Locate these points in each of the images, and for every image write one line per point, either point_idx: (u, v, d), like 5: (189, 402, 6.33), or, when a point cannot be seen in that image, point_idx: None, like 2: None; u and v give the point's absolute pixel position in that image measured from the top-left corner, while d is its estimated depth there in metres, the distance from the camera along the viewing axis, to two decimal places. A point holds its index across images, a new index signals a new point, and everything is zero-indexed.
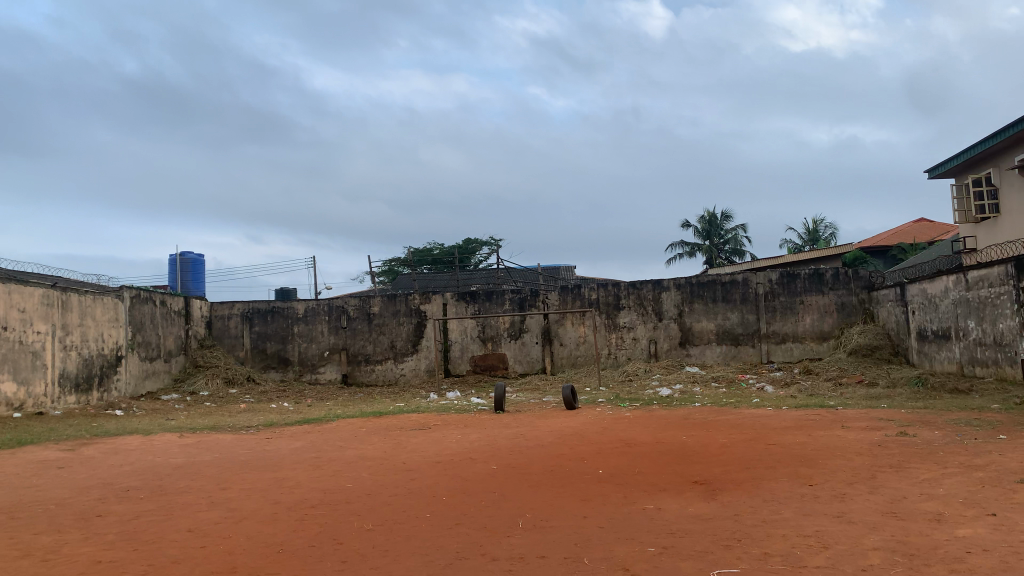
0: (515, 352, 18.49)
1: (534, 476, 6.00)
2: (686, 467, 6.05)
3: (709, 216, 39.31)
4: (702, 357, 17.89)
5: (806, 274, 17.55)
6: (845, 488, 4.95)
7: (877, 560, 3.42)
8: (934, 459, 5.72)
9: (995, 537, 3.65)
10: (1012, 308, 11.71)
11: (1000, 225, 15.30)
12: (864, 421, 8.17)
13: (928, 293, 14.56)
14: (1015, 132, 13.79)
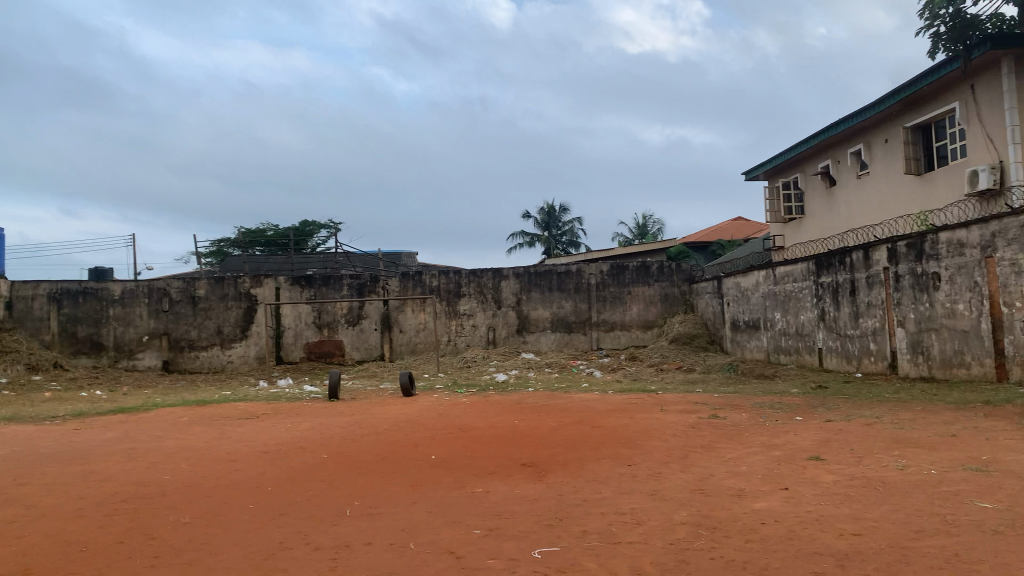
0: (351, 339, 18.18)
1: (366, 464, 5.94)
2: (515, 451, 6.20)
3: (549, 208, 40.42)
4: (538, 344, 18.37)
5: (634, 266, 18.52)
6: (660, 467, 5.27)
7: (683, 533, 3.68)
8: (739, 439, 6.22)
9: (785, 509, 4.02)
10: (811, 302, 13.01)
11: (804, 226, 16.82)
12: (681, 404, 8.76)
13: (741, 287, 15.75)
14: (823, 140, 15.08)
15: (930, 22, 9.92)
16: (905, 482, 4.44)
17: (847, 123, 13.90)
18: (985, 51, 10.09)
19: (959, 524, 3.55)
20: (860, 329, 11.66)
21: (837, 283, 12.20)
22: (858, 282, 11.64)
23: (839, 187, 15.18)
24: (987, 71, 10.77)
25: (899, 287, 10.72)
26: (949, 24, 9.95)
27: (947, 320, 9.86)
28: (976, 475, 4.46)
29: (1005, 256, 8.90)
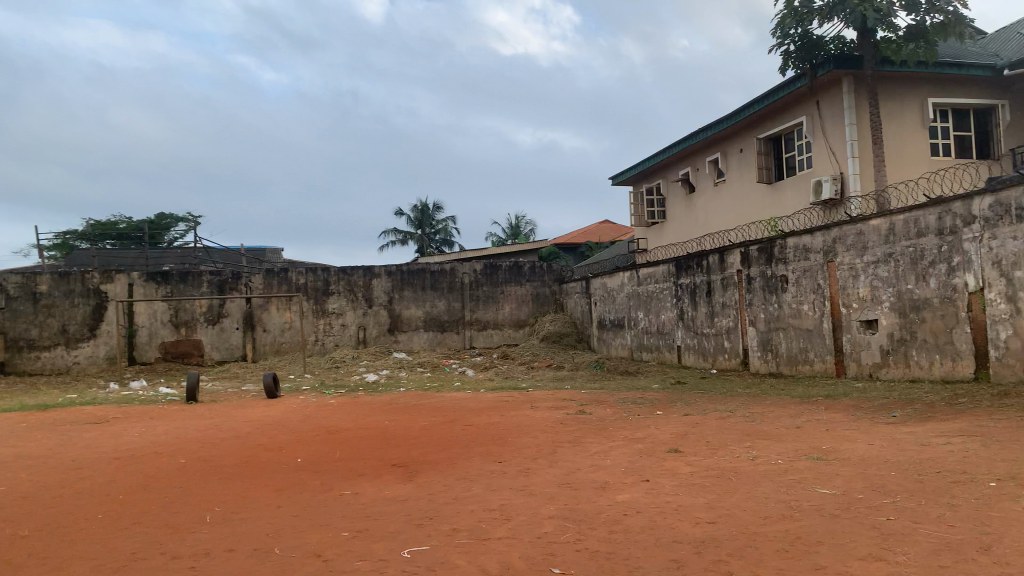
0: (212, 338, 17.39)
1: (227, 468, 5.70)
2: (385, 451, 6.13)
3: (421, 206, 40.19)
4: (409, 344, 18.23)
5: (507, 266, 18.76)
6: (529, 463, 5.37)
7: (550, 527, 3.76)
8: (605, 434, 6.42)
9: (647, 500, 4.19)
10: (672, 302, 13.62)
11: (666, 230, 17.56)
12: (550, 400, 8.95)
13: (608, 287, 16.27)
14: (684, 148, 15.77)
15: (781, 41, 10.59)
16: (755, 471, 4.73)
17: (705, 133, 14.63)
18: (828, 70, 10.88)
19: (802, 509, 3.83)
20: (715, 328, 12.31)
21: (695, 284, 12.83)
22: (715, 284, 12.27)
23: (699, 193, 15.96)
24: (830, 90, 11.62)
25: (751, 288, 11.40)
26: (798, 43, 10.66)
27: (793, 320, 10.57)
28: (817, 463, 4.82)
29: (844, 260, 9.65)
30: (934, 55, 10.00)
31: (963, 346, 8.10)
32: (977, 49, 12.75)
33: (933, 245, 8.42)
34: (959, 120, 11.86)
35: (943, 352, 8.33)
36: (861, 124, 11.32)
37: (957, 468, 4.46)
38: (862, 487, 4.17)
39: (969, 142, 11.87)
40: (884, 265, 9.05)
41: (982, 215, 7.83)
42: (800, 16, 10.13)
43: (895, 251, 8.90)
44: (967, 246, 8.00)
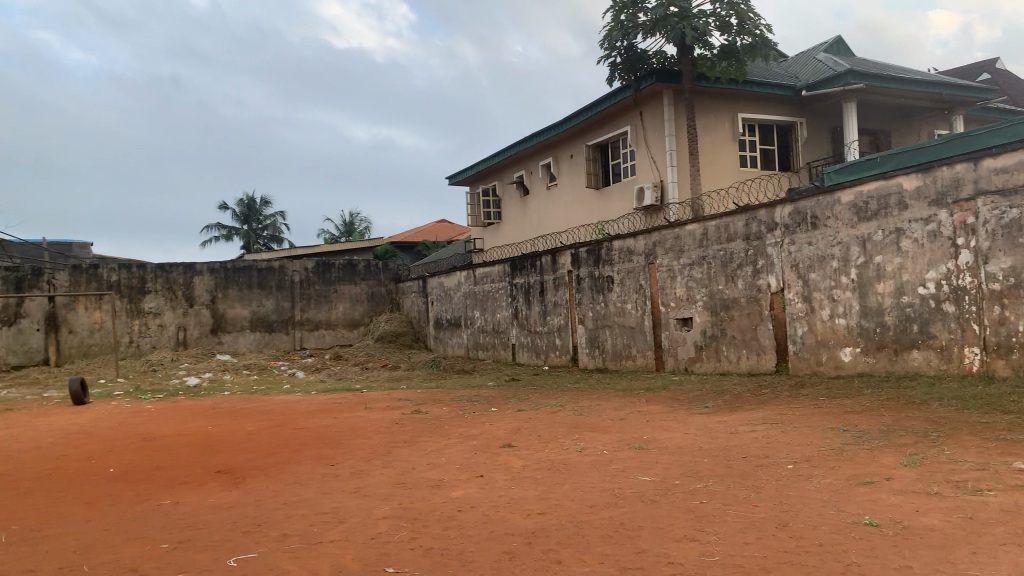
0: (8, 341, 15.75)
1: (27, 483, 5.19)
2: (209, 458, 5.82)
3: (248, 201, 38.44)
4: (235, 345, 17.38)
5: (340, 264, 18.38)
6: (363, 464, 5.30)
7: (385, 527, 3.73)
8: (440, 433, 6.45)
9: (481, 495, 4.26)
10: (506, 301, 13.90)
11: (500, 230, 17.90)
12: (385, 401, 8.86)
13: (444, 286, 16.34)
14: (518, 152, 16.13)
15: (608, 52, 11.08)
16: (584, 463, 4.93)
17: (538, 138, 15.02)
18: (651, 83, 11.52)
19: (625, 497, 4.04)
20: (547, 326, 12.70)
21: (529, 284, 13.17)
22: (547, 284, 12.65)
23: (532, 196, 16.39)
24: (652, 102, 12.31)
25: (580, 288, 11.86)
26: (624, 56, 11.20)
27: (618, 318, 11.10)
28: (639, 453, 5.10)
29: (664, 262, 10.27)
30: (743, 74, 10.85)
31: (766, 342, 8.87)
32: (779, 71, 13.99)
33: (741, 249, 9.15)
34: (764, 135, 12.96)
35: (749, 347, 9.08)
36: (679, 135, 12.08)
37: (760, 452, 4.89)
38: (679, 474, 4.47)
39: (772, 156, 13.00)
40: (699, 267, 9.72)
41: (783, 222, 8.62)
42: (626, 30, 10.65)
43: (708, 254, 9.58)
44: (770, 250, 8.78)
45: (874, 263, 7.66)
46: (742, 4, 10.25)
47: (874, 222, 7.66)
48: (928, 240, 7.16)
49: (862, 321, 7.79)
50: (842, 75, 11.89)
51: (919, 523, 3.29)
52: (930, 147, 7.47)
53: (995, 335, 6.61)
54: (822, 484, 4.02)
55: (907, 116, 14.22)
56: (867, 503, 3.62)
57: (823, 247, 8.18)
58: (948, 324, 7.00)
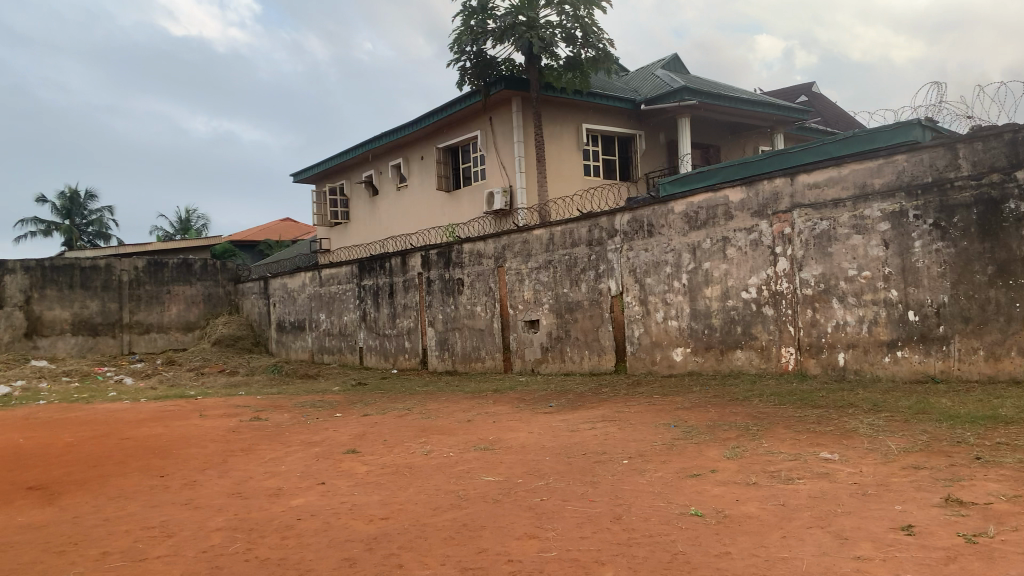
0: None
1: None
2: (19, 474, 5.32)
3: (70, 193, 35.49)
4: (52, 350, 15.88)
5: (174, 263, 17.39)
6: (196, 475, 5.03)
7: (218, 540, 3.57)
8: (281, 440, 6.24)
9: (322, 502, 4.16)
10: (354, 303, 13.66)
11: (348, 231, 17.57)
12: (222, 408, 8.45)
13: (287, 287, 15.82)
14: (366, 151, 15.89)
15: (458, 57, 11.16)
16: (428, 465, 4.93)
17: (386, 138, 14.85)
18: (500, 89, 11.70)
19: (468, 498, 4.08)
20: (396, 329, 12.60)
21: (377, 286, 13.01)
22: (396, 286, 12.55)
23: (381, 197, 16.20)
24: (501, 107, 12.52)
25: (429, 290, 11.85)
26: (473, 61, 11.31)
27: (467, 321, 11.20)
28: (483, 454, 5.17)
29: (512, 266, 10.46)
30: (587, 85, 11.24)
31: (606, 343, 9.24)
32: (620, 84, 14.61)
33: (584, 254, 9.47)
34: (606, 145, 13.49)
35: (591, 348, 9.42)
36: (527, 142, 12.34)
37: (598, 449, 5.08)
38: (521, 473, 4.57)
39: (613, 165, 13.56)
40: (545, 271, 9.97)
41: (622, 229, 9.00)
42: (475, 35, 10.76)
43: (553, 258, 9.85)
44: (610, 255, 9.15)
45: (703, 269, 8.17)
46: (587, 18, 10.63)
47: (703, 231, 8.16)
48: (750, 248, 7.72)
49: (692, 323, 8.28)
50: (678, 91, 12.58)
51: (738, 512, 3.54)
52: (753, 163, 8.08)
53: (807, 336, 7.27)
54: (654, 478, 4.24)
55: (735, 133, 15.27)
56: (694, 495, 3.85)
57: (658, 253, 8.63)
58: (767, 326, 7.60)
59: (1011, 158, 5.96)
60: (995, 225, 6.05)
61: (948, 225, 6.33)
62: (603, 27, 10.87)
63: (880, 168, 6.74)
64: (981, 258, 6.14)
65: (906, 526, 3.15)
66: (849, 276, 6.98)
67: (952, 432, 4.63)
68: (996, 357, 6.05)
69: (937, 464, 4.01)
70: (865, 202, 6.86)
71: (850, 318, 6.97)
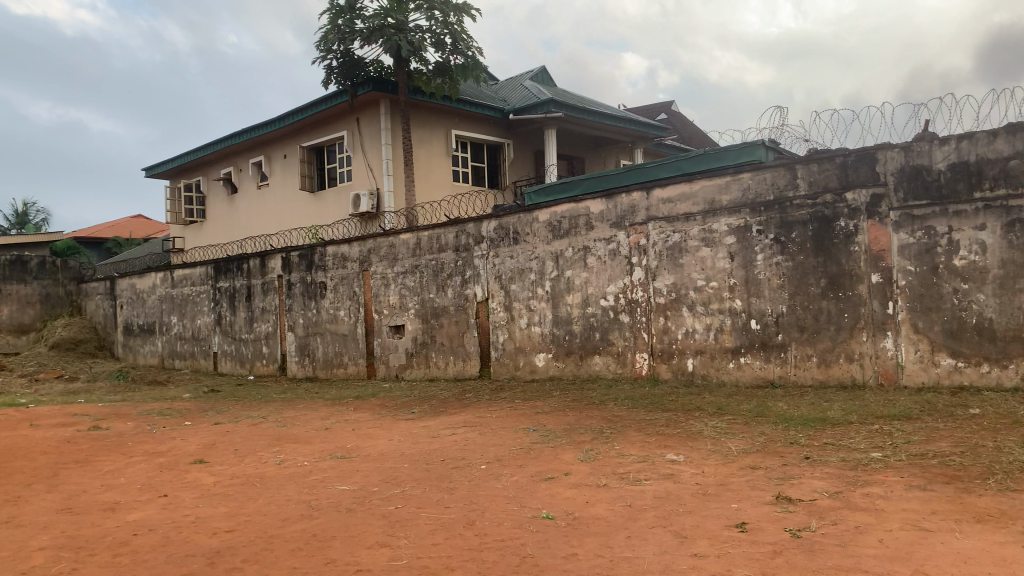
0: None
1: None
2: None
3: None
4: None
5: (6, 260, 15.92)
6: (20, 490, 4.64)
7: (40, 560, 3.30)
8: (121, 450, 5.86)
9: (162, 516, 3.94)
10: (208, 306, 13.06)
11: (205, 230, 16.79)
12: (57, 417, 7.84)
13: (136, 288, 14.91)
14: (225, 148, 15.24)
15: (324, 55, 10.91)
16: (281, 475, 4.77)
17: (246, 135, 14.31)
18: (367, 91, 11.53)
19: (320, 507, 3.98)
20: (253, 333, 12.15)
21: (234, 288, 12.49)
22: (254, 288, 12.10)
23: (240, 195, 15.60)
24: (369, 108, 12.36)
25: (290, 294, 11.50)
26: (340, 60, 11.08)
27: (329, 325, 10.95)
28: (340, 462, 5.06)
29: (377, 270, 10.32)
30: (456, 92, 11.29)
31: (471, 348, 9.28)
32: (489, 92, 14.76)
33: (450, 259, 9.48)
34: (474, 152, 13.59)
35: (455, 354, 9.43)
36: (394, 145, 12.24)
37: (457, 455, 5.09)
38: (377, 481, 4.51)
39: (481, 172, 13.69)
40: (411, 275, 9.91)
41: (488, 235, 9.08)
42: (343, 34, 10.57)
43: (420, 263, 9.80)
44: (477, 262, 9.21)
45: (565, 277, 8.36)
46: (456, 25, 10.67)
47: (565, 240, 8.36)
48: (609, 258, 7.99)
49: (554, 329, 8.46)
50: (544, 102, 12.85)
51: (587, 513, 3.64)
52: (613, 175, 8.36)
53: (659, 342, 7.60)
54: (509, 482, 4.29)
55: (599, 146, 15.77)
56: (546, 498, 3.93)
57: (522, 260, 8.76)
58: (623, 333, 7.88)
59: (842, 180, 6.52)
60: (827, 241, 6.58)
61: (787, 240, 6.81)
62: (472, 35, 10.95)
63: (727, 185, 7.15)
64: (815, 272, 6.66)
65: (740, 522, 3.34)
66: (698, 286, 7.36)
67: (785, 433, 4.96)
68: (827, 363, 6.57)
69: (771, 464, 4.29)
70: (714, 217, 7.25)
71: (698, 326, 7.34)
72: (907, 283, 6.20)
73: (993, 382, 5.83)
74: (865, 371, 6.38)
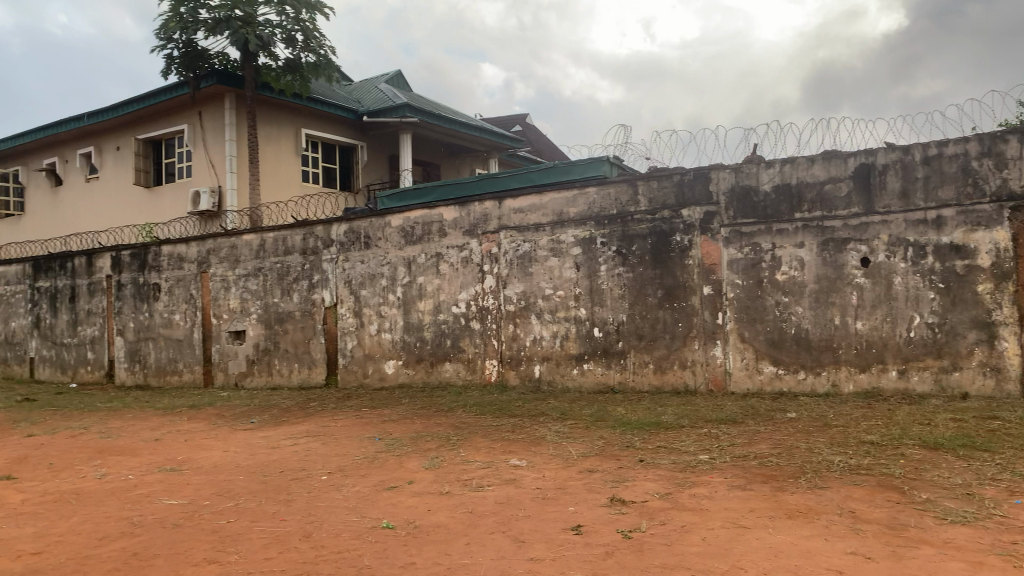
0: None
1: None
2: None
3: None
4: None
5: None
6: None
7: None
8: None
9: None
10: (25, 308, 11.98)
11: (23, 224, 15.40)
12: None
13: None
14: (47, 137, 14.05)
15: (164, 43, 10.31)
16: (100, 490, 4.43)
17: (72, 124, 13.27)
18: (211, 84, 11.01)
19: (144, 524, 3.74)
20: (77, 337, 11.26)
21: (56, 288, 11.53)
22: (79, 289, 11.22)
23: (66, 187, 14.44)
24: (213, 102, 11.80)
25: (120, 296, 10.75)
26: (181, 50, 10.52)
27: (163, 330, 10.33)
28: (168, 475, 4.77)
29: (217, 272, 9.84)
30: (307, 90, 10.99)
31: (317, 355, 9.04)
32: (343, 93, 14.48)
33: (297, 262, 9.20)
34: (326, 153, 13.29)
35: (300, 361, 9.15)
36: (240, 141, 11.75)
37: (296, 466, 4.93)
38: (209, 494, 4.28)
39: (333, 174, 13.41)
40: (254, 278, 9.53)
41: (338, 239, 8.89)
42: (185, 23, 10.03)
43: (264, 266, 9.44)
44: (325, 265, 8.99)
45: (416, 283, 8.32)
46: (308, 22, 10.40)
47: (417, 246, 8.32)
48: (461, 265, 8.03)
49: (404, 336, 8.39)
50: (399, 107, 12.76)
51: (428, 522, 3.62)
52: (466, 184, 8.41)
53: (508, 349, 7.71)
54: (350, 492, 4.20)
55: (453, 153, 15.85)
56: (387, 507, 3.88)
57: (373, 265, 8.63)
58: (473, 340, 7.94)
59: (679, 198, 6.89)
60: (665, 254, 6.92)
61: (628, 253, 7.10)
62: (325, 33, 10.70)
63: (574, 198, 7.37)
64: (653, 283, 6.98)
65: (576, 526, 3.43)
66: (546, 294, 7.53)
67: (623, 437, 5.17)
68: (663, 370, 6.90)
69: (608, 467, 4.45)
70: (562, 228, 7.45)
71: (545, 333, 7.51)
72: (735, 295, 6.64)
73: (808, 388, 6.33)
74: (697, 377, 6.75)
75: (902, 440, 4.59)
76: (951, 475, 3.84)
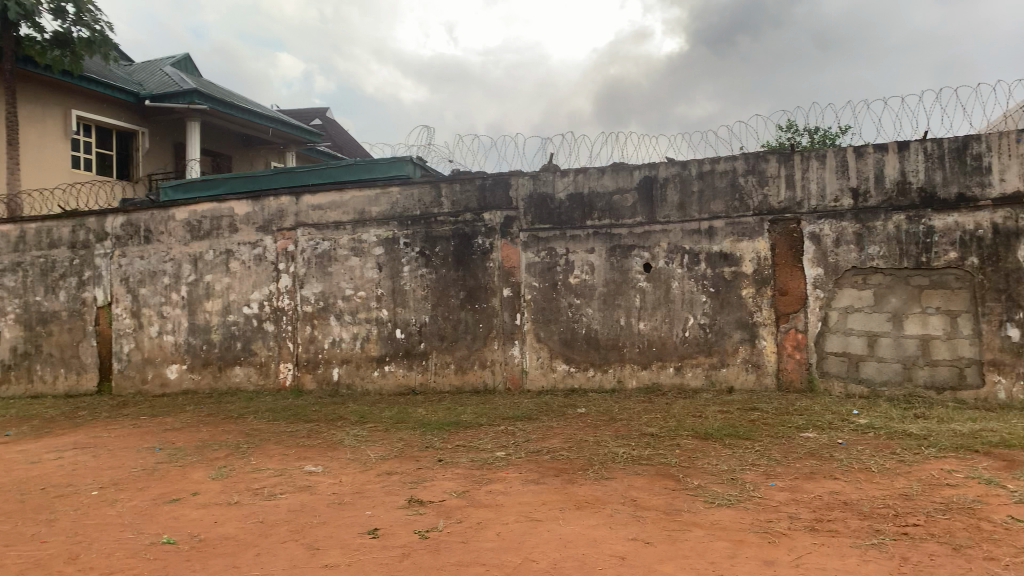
0: None
1: None
2: None
3: None
4: None
5: None
6: None
7: None
8: None
9: None
10: None
11: None
12: None
13: None
14: None
15: None
16: None
17: None
18: None
19: None
20: None
21: None
22: None
23: None
24: None
25: None
26: None
27: None
28: None
29: None
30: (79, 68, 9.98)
31: (88, 360, 8.25)
32: (122, 74, 13.33)
33: (64, 257, 8.34)
34: (100, 138, 12.19)
35: (67, 366, 8.31)
36: None
37: (62, 481, 4.46)
38: None
39: (109, 161, 12.33)
40: (11, 274, 8.51)
41: (114, 232, 8.16)
42: None
43: (24, 260, 8.46)
44: (98, 261, 8.21)
45: (204, 282, 7.82)
46: None
47: (205, 242, 7.83)
48: (254, 263, 7.65)
49: (189, 338, 7.86)
50: (186, 92, 11.95)
51: (214, 534, 3.41)
52: (261, 177, 8.03)
53: (305, 352, 7.46)
54: (125, 507, 3.87)
55: (246, 146, 15.11)
56: (168, 521, 3.61)
57: (154, 262, 8.01)
58: (266, 342, 7.60)
59: (480, 202, 7.04)
60: (466, 256, 7.03)
61: (431, 254, 7.13)
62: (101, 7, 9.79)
63: (376, 198, 7.28)
64: (455, 285, 7.06)
65: (372, 529, 3.38)
66: (345, 295, 7.37)
67: (422, 438, 5.17)
68: (463, 370, 7.00)
69: (406, 468, 4.43)
70: (363, 227, 7.33)
71: (345, 334, 7.35)
72: (531, 297, 6.88)
73: (597, 384, 6.69)
74: (495, 377, 6.91)
75: (678, 431, 4.98)
76: (719, 462, 4.22)
